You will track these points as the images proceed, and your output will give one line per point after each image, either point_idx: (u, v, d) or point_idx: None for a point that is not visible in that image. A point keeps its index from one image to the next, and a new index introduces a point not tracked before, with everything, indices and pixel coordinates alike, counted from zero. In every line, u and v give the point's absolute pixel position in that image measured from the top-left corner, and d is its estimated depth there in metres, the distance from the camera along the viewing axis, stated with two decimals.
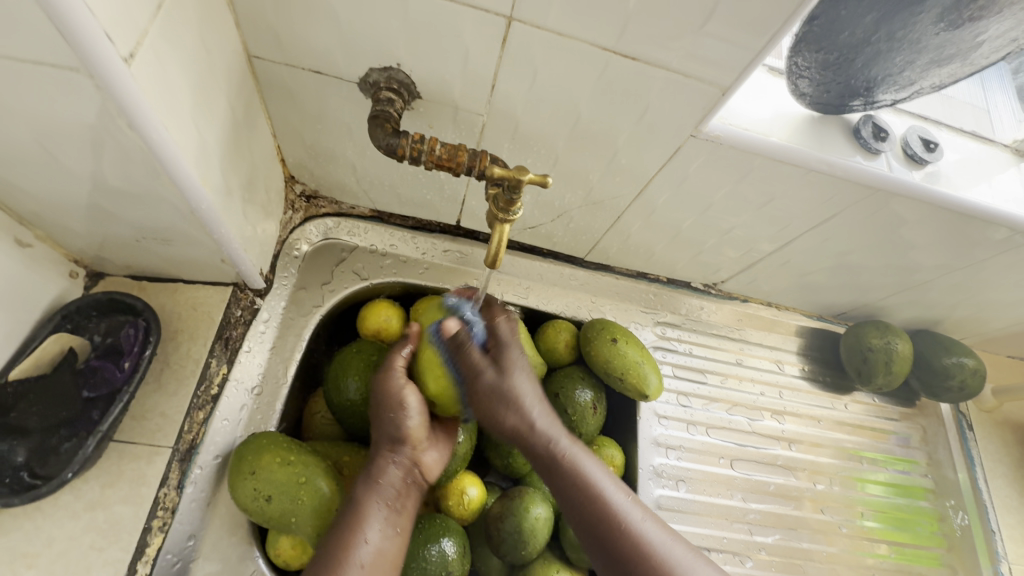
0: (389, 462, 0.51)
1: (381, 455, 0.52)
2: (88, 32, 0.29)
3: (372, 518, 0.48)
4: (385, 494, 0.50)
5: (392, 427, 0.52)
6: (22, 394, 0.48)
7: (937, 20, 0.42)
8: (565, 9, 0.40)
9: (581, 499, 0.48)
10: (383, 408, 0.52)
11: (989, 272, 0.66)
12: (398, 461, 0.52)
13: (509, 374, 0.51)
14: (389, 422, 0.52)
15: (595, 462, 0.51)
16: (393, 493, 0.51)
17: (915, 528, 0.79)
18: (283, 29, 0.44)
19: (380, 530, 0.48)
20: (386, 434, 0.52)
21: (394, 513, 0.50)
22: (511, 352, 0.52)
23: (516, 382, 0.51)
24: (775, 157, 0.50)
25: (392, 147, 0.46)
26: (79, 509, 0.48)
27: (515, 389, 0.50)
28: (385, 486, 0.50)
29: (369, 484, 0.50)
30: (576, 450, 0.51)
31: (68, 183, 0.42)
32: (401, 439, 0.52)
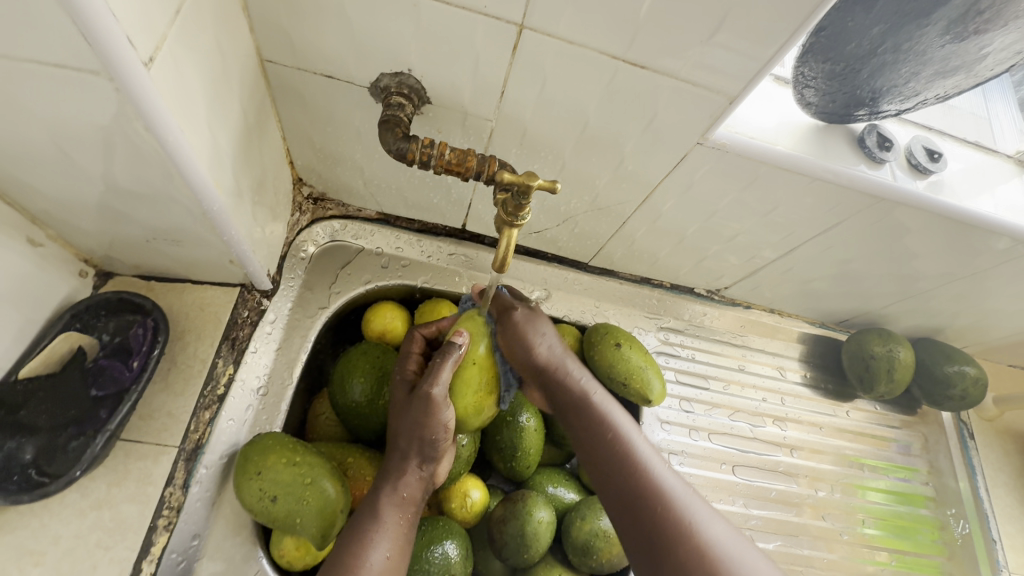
0: (413, 475, 0.51)
1: (407, 471, 0.51)
2: (110, 36, 0.30)
3: (389, 529, 0.48)
4: (407, 506, 0.50)
5: (427, 447, 0.50)
6: (31, 393, 0.48)
7: (943, 33, 0.42)
8: (576, 18, 0.40)
9: (616, 463, 0.50)
10: (416, 417, 0.50)
11: (991, 281, 0.66)
12: (420, 475, 0.52)
13: (524, 337, 0.55)
14: (426, 440, 0.50)
15: (627, 416, 0.54)
16: (409, 505, 0.51)
17: (916, 536, 0.79)
18: (297, 34, 0.45)
19: (393, 542, 0.48)
20: (416, 450, 0.50)
21: (410, 530, 0.50)
22: (534, 323, 0.56)
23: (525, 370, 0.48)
24: (781, 165, 0.51)
25: (402, 151, 0.47)
26: (86, 507, 0.48)
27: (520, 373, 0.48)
28: (407, 501, 0.51)
29: (393, 496, 0.50)
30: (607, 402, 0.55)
31: (82, 184, 0.42)
32: (431, 456, 0.51)
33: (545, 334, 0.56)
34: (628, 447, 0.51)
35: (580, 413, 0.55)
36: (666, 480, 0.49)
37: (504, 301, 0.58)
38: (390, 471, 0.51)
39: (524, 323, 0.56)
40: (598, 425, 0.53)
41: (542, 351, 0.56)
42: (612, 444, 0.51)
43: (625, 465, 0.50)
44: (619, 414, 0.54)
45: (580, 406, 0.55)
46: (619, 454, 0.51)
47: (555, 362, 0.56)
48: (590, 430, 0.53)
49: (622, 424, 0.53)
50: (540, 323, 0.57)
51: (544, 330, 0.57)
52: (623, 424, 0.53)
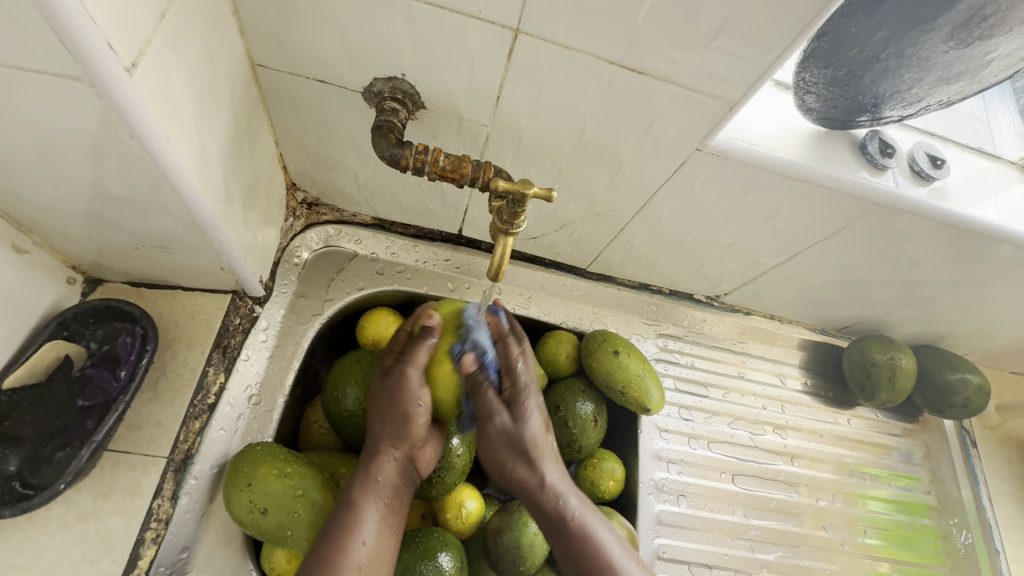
0: (389, 458, 0.49)
1: (381, 452, 0.50)
2: (90, 41, 0.29)
3: (368, 519, 0.46)
4: (382, 493, 0.48)
5: (396, 426, 0.49)
6: (15, 403, 0.47)
7: (947, 38, 0.41)
8: (572, 22, 0.39)
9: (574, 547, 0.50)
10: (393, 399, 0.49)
11: (994, 289, 0.66)
12: (396, 458, 0.50)
13: (523, 419, 0.51)
14: (396, 421, 0.49)
15: (604, 523, 0.52)
16: (389, 491, 0.49)
17: (918, 546, 0.78)
18: (288, 38, 0.44)
19: (375, 530, 0.47)
20: (390, 429, 0.49)
21: (393, 514, 0.49)
22: (525, 397, 0.52)
23: (527, 427, 0.51)
24: (781, 172, 0.50)
25: (395, 158, 0.46)
26: (71, 519, 0.47)
27: (527, 439, 0.51)
28: (381, 486, 0.49)
29: (367, 483, 0.48)
30: (585, 509, 0.52)
31: (67, 191, 0.42)
32: (404, 436, 0.49)
33: (532, 430, 0.51)
34: (612, 558, 0.49)
35: (569, 544, 0.50)
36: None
37: (485, 403, 0.51)
38: (368, 455, 0.50)
39: (512, 428, 0.51)
40: (591, 550, 0.49)
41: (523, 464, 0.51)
42: (590, 560, 0.49)
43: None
44: (600, 526, 0.51)
45: (567, 531, 0.50)
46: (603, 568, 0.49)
47: (536, 448, 0.51)
48: (578, 553, 0.50)
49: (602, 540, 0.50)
50: (529, 407, 0.52)
51: (531, 426, 0.51)
52: (606, 542, 0.50)
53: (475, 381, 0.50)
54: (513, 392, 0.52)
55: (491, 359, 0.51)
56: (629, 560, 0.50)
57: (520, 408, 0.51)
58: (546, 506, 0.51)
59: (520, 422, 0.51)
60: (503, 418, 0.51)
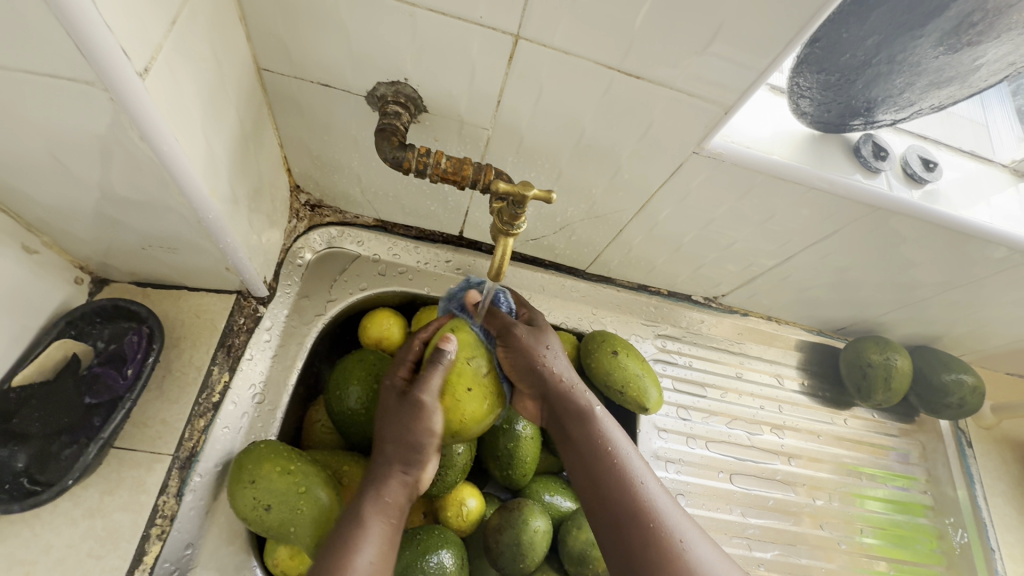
0: (396, 477, 0.48)
1: (390, 474, 0.48)
2: (103, 47, 0.30)
3: (373, 536, 0.44)
4: (393, 514, 0.47)
5: (406, 441, 0.48)
6: (24, 400, 0.48)
7: (936, 44, 0.42)
8: (572, 28, 0.40)
9: (588, 447, 0.51)
10: (410, 414, 0.48)
11: (988, 290, 0.67)
12: (406, 481, 0.49)
13: (542, 333, 0.56)
14: (406, 437, 0.48)
15: (620, 428, 0.53)
16: (396, 511, 0.47)
17: (914, 545, 0.79)
18: (294, 44, 0.45)
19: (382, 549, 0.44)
20: (404, 453, 0.48)
21: (395, 535, 0.46)
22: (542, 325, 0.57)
23: (546, 343, 0.55)
24: (777, 175, 0.51)
25: (399, 160, 0.47)
26: (78, 515, 0.48)
27: (543, 347, 0.55)
28: (391, 506, 0.47)
29: (378, 501, 0.47)
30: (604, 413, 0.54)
31: (77, 192, 0.42)
32: (417, 457, 0.49)
33: (549, 342, 0.56)
34: (620, 452, 0.51)
35: (582, 428, 0.52)
36: (642, 476, 0.49)
37: (505, 317, 0.55)
38: (374, 473, 0.48)
39: (529, 338, 0.54)
40: (602, 440, 0.51)
41: (546, 361, 0.54)
42: (600, 442, 0.51)
43: (618, 478, 0.49)
44: (615, 428, 0.53)
45: (585, 421, 0.52)
46: (618, 475, 0.49)
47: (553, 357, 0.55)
48: (587, 442, 0.52)
49: (616, 434, 0.52)
50: (543, 326, 0.57)
51: (549, 343, 0.56)
52: (616, 435, 0.52)
53: (490, 312, 0.55)
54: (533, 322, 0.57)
55: (506, 299, 0.57)
56: (635, 455, 0.51)
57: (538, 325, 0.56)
58: (566, 403, 0.53)
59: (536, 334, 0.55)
60: (524, 328, 0.54)
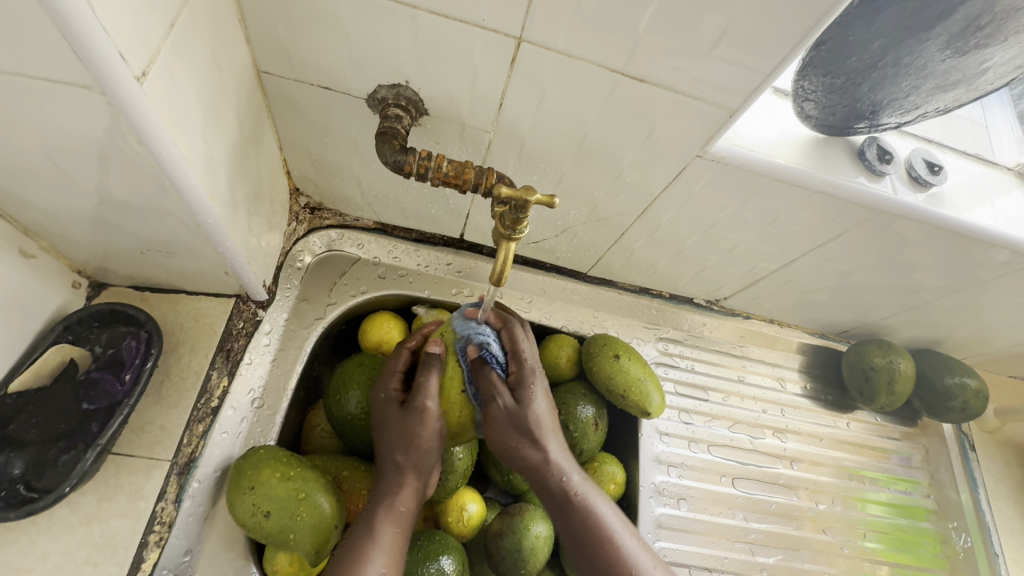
0: (406, 486, 0.50)
1: (399, 483, 0.50)
2: (101, 51, 0.30)
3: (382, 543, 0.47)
4: (402, 521, 0.49)
5: (418, 455, 0.51)
6: (21, 407, 0.48)
7: (943, 47, 0.42)
8: (575, 31, 0.40)
9: (578, 529, 0.52)
10: (412, 429, 0.50)
11: (992, 294, 0.66)
12: (415, 487, 0.51)
13: (527, 400, 0.52)
14: (416, 450, 0.50)
15: (606, 501, 0.53)
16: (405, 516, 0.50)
17: (917, 549, 0.78)
18: (293, 46, 0.44)
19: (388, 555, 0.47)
20: (409, 460, 0.50)
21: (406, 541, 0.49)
22: (530, 383, 0.53)
23: (532, 409, 0.52)
24: (781, 178, 0.50)
25: (399, 163, 0.46)
26: (76, 522, 0.47)
27: (532, 416, 0.52)
28: (403, 515, 0.49)
29: (389, 511, 0.49)
30: (588, 487, 0.53)
31: (75, 196, 0.42)
32: (426, 465, 0.51)
33: (534, 413, 0.52)
34: (614, 535, 0.51)
35: (574, 521, 0.52)
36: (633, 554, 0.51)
37: (494, 379, 0.51)
38: (387, 481, 0.51)
39: (513, 412, 0.51)
40: (595, 527, 0.51)
41: (529, 441, 0.52)
42: (590, 529, 0.51)
43: (609, 561, 0.50)
44: (602, 504, 0.53)
45: (571, 509, 0.52)
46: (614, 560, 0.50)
47: (541, 430, 0.52)
48: (578, 526, 0.52)
49: (605, 515, 0.52)
50: (530, 391, 0.53)
51: (535, 411, 0.52)
52: (604, 512, 0.52)
53: (483, 374, 0.51)
54: (519, 377, 0.53)
55: (496, 352, 0.53)
56: (624, 529, 0.52)
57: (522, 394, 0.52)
58: (549, 487, 0.52)
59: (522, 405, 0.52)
60: (507, 400, 0.51)
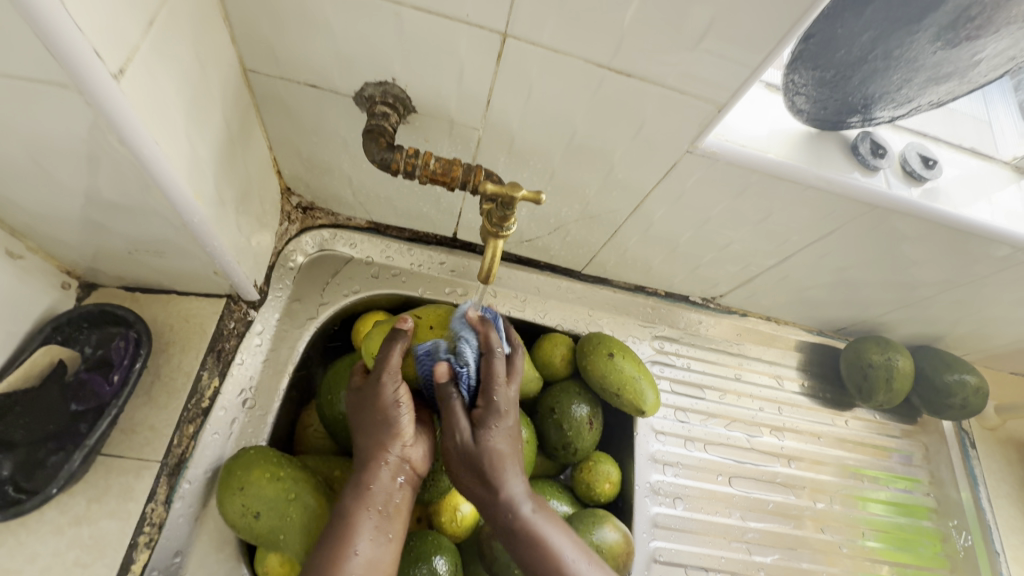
0: (381, 463, 0.47)
1: (374, 459, 0.47)
2: (76, 48, 0.29)
3: (361, 528, 0.45)
4: (378, 502, 0.46)
5: (386, 428, 0.48)
6: (8, 407, 0.48)
7: (934, 39, 0.41)
8: (560, 25, 0.39)
9: (528, 556, 0.47)
10: (373, 402, 0.48)
11: (990, 289, 0.65)
12: (390, 462, 0.47)
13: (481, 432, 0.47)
14: (385, 424, 0.48)
15: (563, 532, 0.48)
16: (386, 498, 0.47)
17: (917, 548, 0.78)
18: (278, 44, 0.44)
19: (371, 540, 0.45)
20: (374, 434, 0.48)
21: (387, 522, 0.46)
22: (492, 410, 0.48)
23: (486, 444, 0.47)
24: (773, 174, 0.50)
25: (386, 161, 0.46)
26: (65, 523, 0.47)
27: (490, 452, 0.47)
28: (372, 496, 0.46)
29: (353, 492, 0.46)
30: (539, 513, 0.48)
31: (59, 196, 0.42)
32: (394, 436, 0.48)
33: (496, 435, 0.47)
34: (565, 565, 0.46)
35: (518, 541, 0.47)
36: None
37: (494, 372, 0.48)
38: (360, 461, 0.48)
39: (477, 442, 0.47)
40: (539, 550, 0.46)
41: (495, 447, 0.47)
42: (542, 563, 0.46)
43: None
44: (558, 532, 0.48)
45: (521, 537, 0.47)
46: None
47: (500, 463, 0.47)
48: (526, 552, 0.46)
49: (559, 543, 0.47)
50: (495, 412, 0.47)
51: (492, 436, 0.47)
52: (557, 540, 0.47)
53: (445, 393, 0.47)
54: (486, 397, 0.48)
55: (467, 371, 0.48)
56: (582, 564, 0.47)
57: (481, 424, 0.47)
58: (497, 510, 0.47)
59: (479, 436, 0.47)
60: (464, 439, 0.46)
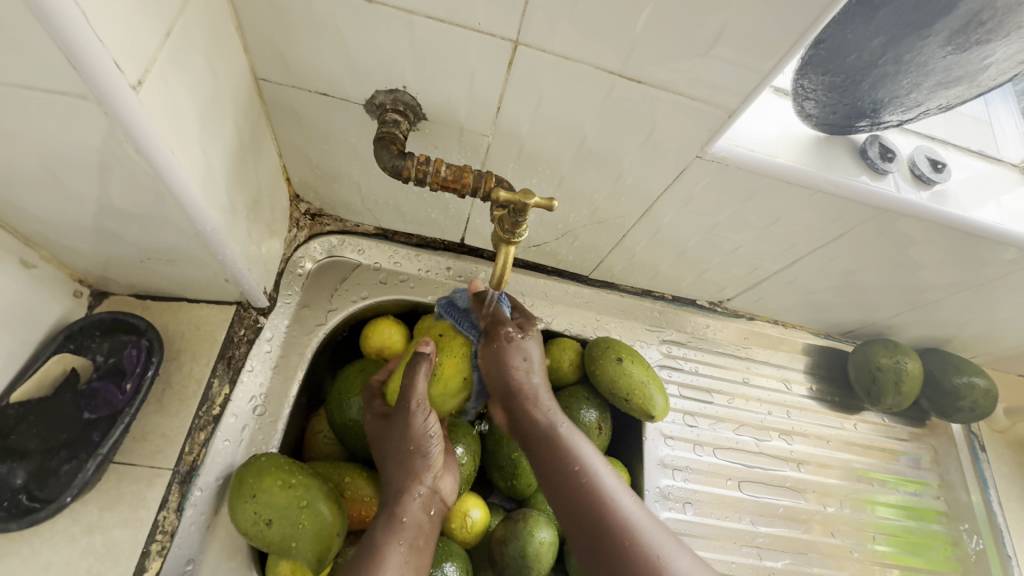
0: (412, 495, 0.49)
1: (405, 491, 0.49)
2: (95, 60, 0.30)
3: (392, 556, 0.45)
4: (410, 534, 0.48)
5: (415, 455, 0.50)
6: (21, 417, 0.48)
7: (944, 44, 0.41)
8: (571, 33, 0.40)
9: (552, 459, 0.51)
10: (400, 433, 0.50)
11: (999, 291, 0.65)
12: (421, 494, 0.50)
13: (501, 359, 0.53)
14: (413, 454, 0.50)
15: (589, 444, 0.52)
16: (416, 530, 0.48)
17: (928, 552, 0.77)
18: (289, 52, 0.44)
19: (401, 569, 0.45)
20: (406, 468, 0.50)
21: (420, 556, 0.47)
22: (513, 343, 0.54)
23: (506, 364, 0.53)
24: (783, 178, 0.50)
25: (397, 168, 0.46)
26: (77, 532, 0.47)
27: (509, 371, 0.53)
28: (407, 527, 0.48)
29: (392, 521, 0.48)
30: (571, 429, 0.53)
31: (74, 207, 0.42)
32: (424, 469, 0.50)
33: (528, 352, 0.54)
34: (588, 470, 0.49)
35: (543, 444, 0.52)
36: (615, 492, 0.48)
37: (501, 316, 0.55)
38: (393, 496, 0.50)
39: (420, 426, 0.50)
40: (561, 453, 0.51)
41: (520, 374, 0.53)
42: (566, 459, 0.50)
43: (572, 481, 0.49)
44: (583, 443, 0.52)
45: (547, 439, 0.52)
46: (585, 493, 0.48)
47: (532, 381, 0.54)
48: (545, 445, 0.51)
49: (582, 449, 0.51)
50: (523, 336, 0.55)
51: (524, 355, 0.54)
52: (578, 442, 0.52)
53: (453, 339, 0.55)
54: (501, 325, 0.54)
55: (473, 320, 0.56)
56: (604, 469, 0.50)
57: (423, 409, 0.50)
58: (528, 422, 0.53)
59: (421, 422, 0.50)
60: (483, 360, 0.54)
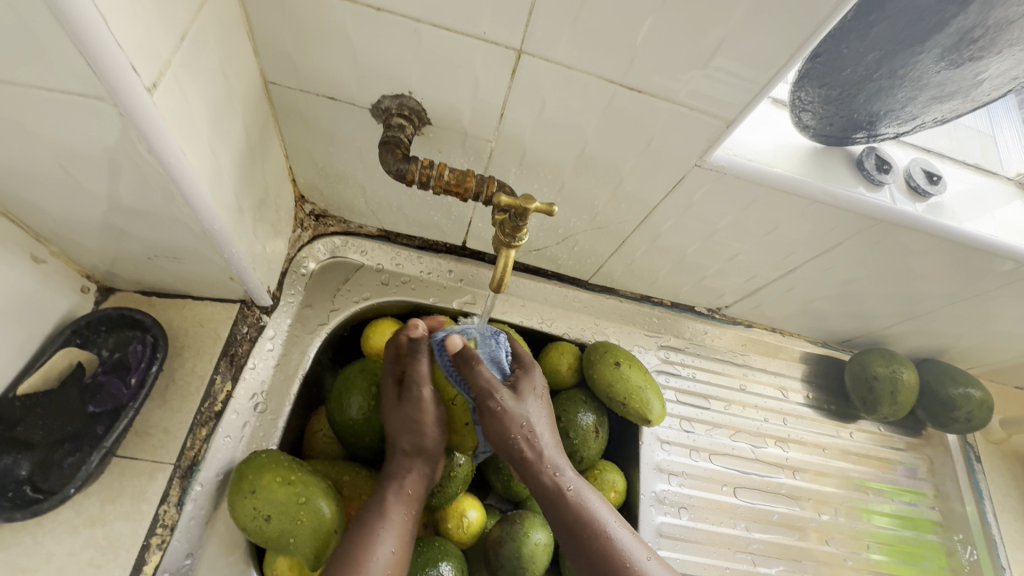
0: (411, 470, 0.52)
1: (405, 467, 0.52)
2: (113, 63, 0.31)
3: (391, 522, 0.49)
4: (408, 505, 0.51)
5: (410, 440, 0.52)
6: (28, 408, 0.49)
7: (938, 60, 0.42)
8: (574, 43, 0.41)
9: (571, 522, 0.52)
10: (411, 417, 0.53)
11: (994, 303, 0.66)
12: (420, 471, 0.52)
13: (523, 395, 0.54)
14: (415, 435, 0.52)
15: (596, 496, 0.54)
16: (413, 501, 0.51)
17: (922, 561, 0.78)
18: (299, 57, 0.45)
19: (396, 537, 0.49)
20: (411, 448, 0.52)
21: (413, 526, 0.50)
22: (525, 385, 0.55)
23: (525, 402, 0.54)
24: (778, 187, 0.51)
25: (402, 172, 0.47)
26: (79, 524, 0.48)
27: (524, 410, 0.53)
28: (411, 498, 0.51)
29: (399, 493, 0.51)
30: (579, 483, 0.54)
31: (85, 203, 0.43)
32: (425, 451, 0.53)
33: (527, 414, 0.54)
34: (606, 528, 0.51)
35: (557, 501, 0.52)
36: (640, 554, 0.51)
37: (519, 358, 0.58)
38: (393, 470, 0.52)
39: (510, 411, 0.52)
40: (579, 515, 0.52)
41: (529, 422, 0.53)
42: (582, 527, 0.51)
43: (594, 541, 0.51)
44: (595, 500, 0.53)
45: (560, 500, 0.52)
46: (601, 549, 0.50)
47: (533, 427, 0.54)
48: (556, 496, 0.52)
49: (595, 506, 0.52)
50: (525, 391, 0.55)
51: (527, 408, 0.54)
52: (588, 497, 0.53)
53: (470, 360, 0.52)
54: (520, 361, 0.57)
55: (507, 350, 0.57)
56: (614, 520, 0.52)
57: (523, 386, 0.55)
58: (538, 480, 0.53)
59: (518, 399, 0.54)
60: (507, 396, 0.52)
